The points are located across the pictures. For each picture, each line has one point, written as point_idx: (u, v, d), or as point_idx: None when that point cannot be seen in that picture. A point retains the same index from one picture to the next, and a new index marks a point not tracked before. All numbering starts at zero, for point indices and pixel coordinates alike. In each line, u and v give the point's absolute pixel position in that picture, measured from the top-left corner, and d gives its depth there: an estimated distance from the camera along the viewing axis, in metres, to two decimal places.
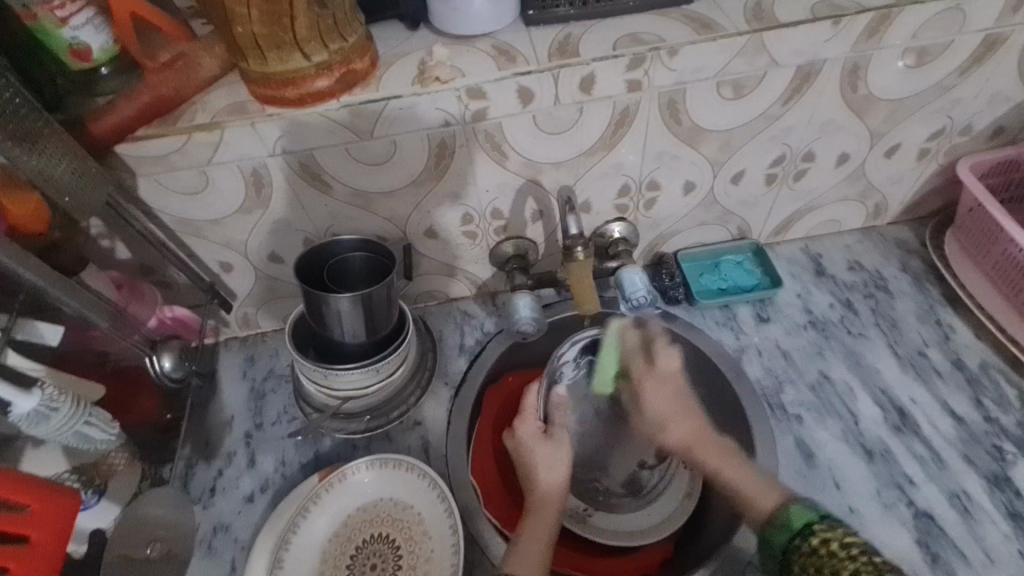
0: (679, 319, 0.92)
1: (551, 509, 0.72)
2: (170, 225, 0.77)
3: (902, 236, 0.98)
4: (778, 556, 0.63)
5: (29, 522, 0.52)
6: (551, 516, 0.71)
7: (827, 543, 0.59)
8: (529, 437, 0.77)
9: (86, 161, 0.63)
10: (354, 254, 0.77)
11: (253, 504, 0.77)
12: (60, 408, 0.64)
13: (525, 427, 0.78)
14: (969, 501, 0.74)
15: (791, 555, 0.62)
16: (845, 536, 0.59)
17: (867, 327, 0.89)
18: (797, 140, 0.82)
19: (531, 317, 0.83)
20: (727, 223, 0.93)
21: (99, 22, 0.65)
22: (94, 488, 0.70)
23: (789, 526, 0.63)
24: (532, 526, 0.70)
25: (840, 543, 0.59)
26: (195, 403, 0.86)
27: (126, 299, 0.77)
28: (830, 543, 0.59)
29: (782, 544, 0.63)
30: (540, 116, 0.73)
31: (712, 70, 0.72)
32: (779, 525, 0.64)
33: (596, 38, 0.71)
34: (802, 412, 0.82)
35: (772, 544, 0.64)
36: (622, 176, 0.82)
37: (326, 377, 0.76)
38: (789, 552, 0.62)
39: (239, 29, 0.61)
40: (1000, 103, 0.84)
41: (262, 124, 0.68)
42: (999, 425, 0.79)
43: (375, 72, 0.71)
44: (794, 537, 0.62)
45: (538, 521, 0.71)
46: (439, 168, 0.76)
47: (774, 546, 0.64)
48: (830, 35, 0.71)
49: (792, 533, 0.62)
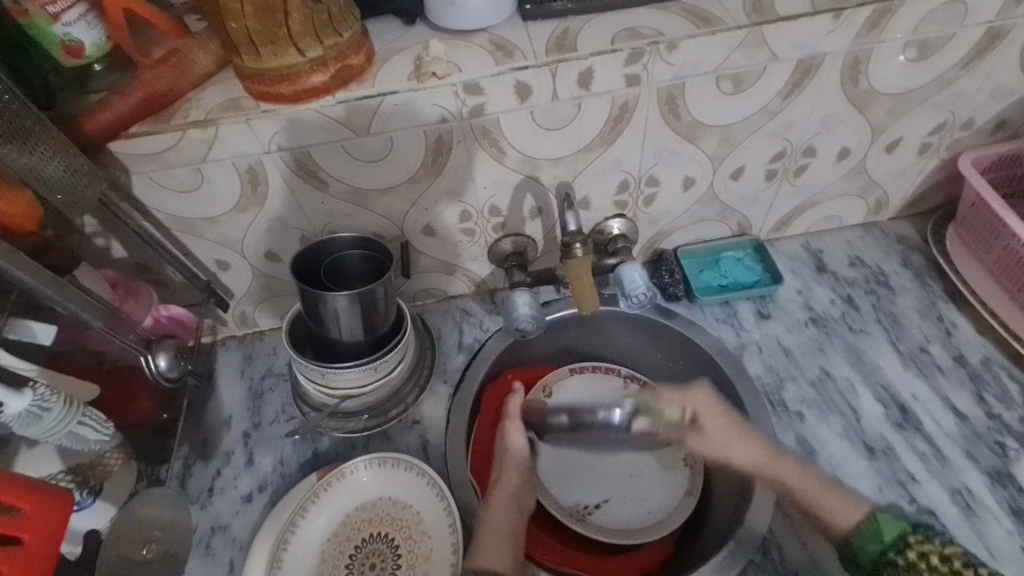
0: (679, 316, 0.91)
1: (506, 502, 0.72)
2: (165, 223, 0.77)
3: (904, 232, 0.98)
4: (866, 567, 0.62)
5: (21, 525, 0.52)
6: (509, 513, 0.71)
7: (928, 558, 0.59)
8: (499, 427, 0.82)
9: (78, 159, 0.62)
10: (351, 252, 0.76)
11: (251, 504, 0.77)
12: (52, 408, 0.63)
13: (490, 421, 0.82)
14: (972, 497, 0.73)
15: (883, 568, 0.61)
16: (944, 548, 0.59)
17: (868, 323, 0.89)
18: (798, 135, 0.82)
19: (530, 313, 0.82)
20: (727, 219, 0.92)
21: (91, 18, 0.64)
22: (89, 488, 0.69)
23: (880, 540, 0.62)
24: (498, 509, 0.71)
25: (942, 556, 0.58)
26: (192, 402, 0.85)
27: (121, 299, 0.76)
28: (929, 555, 0.59)
29: (872, 557, 0.62)
30: (538, 112, 0.72)
31: (712, 64, 0.71)
32: (869, 535, 0.63)
33: (593, 32, 0.71)
34: (803, 409, 0.81)
35: (859, 556, 0.63)
36: (622, 172, 0.81)
37: (323, 376, 0.75)
38: (879, 566, 0.61)
39: (232, 24, 0.61)
40: (1001, 97, 0.83)
41: (257, 121, 0.67)
42: (1002, 421, 0.78)
43: (371, 67, 0.70)
44: (887, 549, 0.61)
45: (499, 516, 0.70)
46: (436, 165, 0.76)
47: (861, 558, 0.63)
48: (831, 28, 0.71)
49: (885, 546, 0.61)
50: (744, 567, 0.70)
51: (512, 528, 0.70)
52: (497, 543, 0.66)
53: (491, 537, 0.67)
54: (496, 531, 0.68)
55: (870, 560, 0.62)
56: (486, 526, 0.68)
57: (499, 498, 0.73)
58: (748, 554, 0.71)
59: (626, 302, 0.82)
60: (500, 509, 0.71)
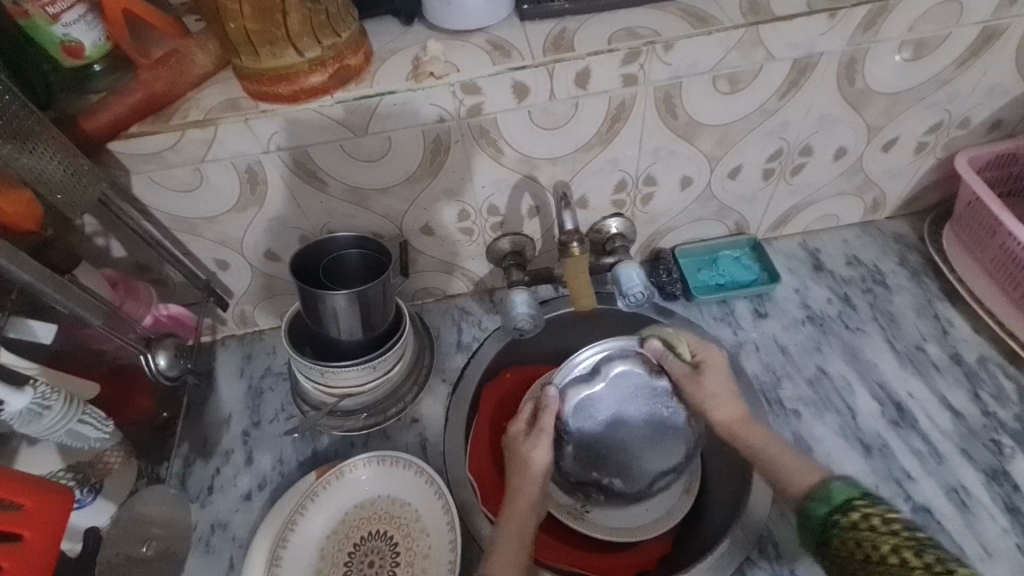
0: (676, 315, 0.92)
1: (523, 510, 0.74)
2: (165, 223, 0.77)
3: (900, 231, 0.98)
4: (817, 529, 0.64)
5: (23, 520, 0.52)
6: (525, 519, 0.73)
7: (868, 519, 0.60)
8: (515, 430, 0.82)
9: (79, 159, 0.63)
10: (349, 251, 0.76)
11: (250, 502, 0.77)
12: (53, 406, 0.63)
13: (515, 427, 0.83)
14: (967, 495, 0.74)
15: (830, 529, 0.62)
16: (886, 513, 0.60)
17: (865, 322, 0.89)
18: (794, 134, 0.82)
19: (528, 312, 0.83)
20: (724, 218, 0.93)
21: (91, 19, 0.65)
22: (90, 486, 0.69)
23: (830, 502, 0.64)
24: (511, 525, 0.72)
25: (883, 518, 0.60)
26: (192, 401, 0.85)
27: (121, 297, 0.77)
28: (872, 518, 0.60)
29: (821, 518, 0.64)
30: (536, 112, 0.72)
31: (708, 63, 0.72)
32: (820, 498, 0.65)
33: (589, 32, 0.71)
34: (800, 408, 0.82)
35: (811, 517, 0.65)
36: (619, 171, 0.82)
37: (322, 374, 0.75)
38: (827, 527, 0.63)
39: (231, 24, 0.61)
40: (997, 96, 0.83)
41: (256, 121, 0.68)
42: (998, 419, 0.79)
43: (369, 67, 0.70)
44: (834, 511, 0.63)
45: (513, 523, 0.73)
46: (434, 165, 0.76)
47: (812, 519, 0.65)
48: (827, 27, 0.71)
49: (832, 508, 0.63)
50: (741, 564, 0.71)
51: (523, 541, 0.71)
52: (509, 551, 0.69)
53: (505, 544, 0.70)
54: (509, 539, 0.70)
55: (819, 520, 0.64)
56: (503, 533, 0.71)
57: (517, 508, 0.74)
58: (744, 551, 0.71)
59: (625, 300, 0.82)
60: (514, 518, 0.73)
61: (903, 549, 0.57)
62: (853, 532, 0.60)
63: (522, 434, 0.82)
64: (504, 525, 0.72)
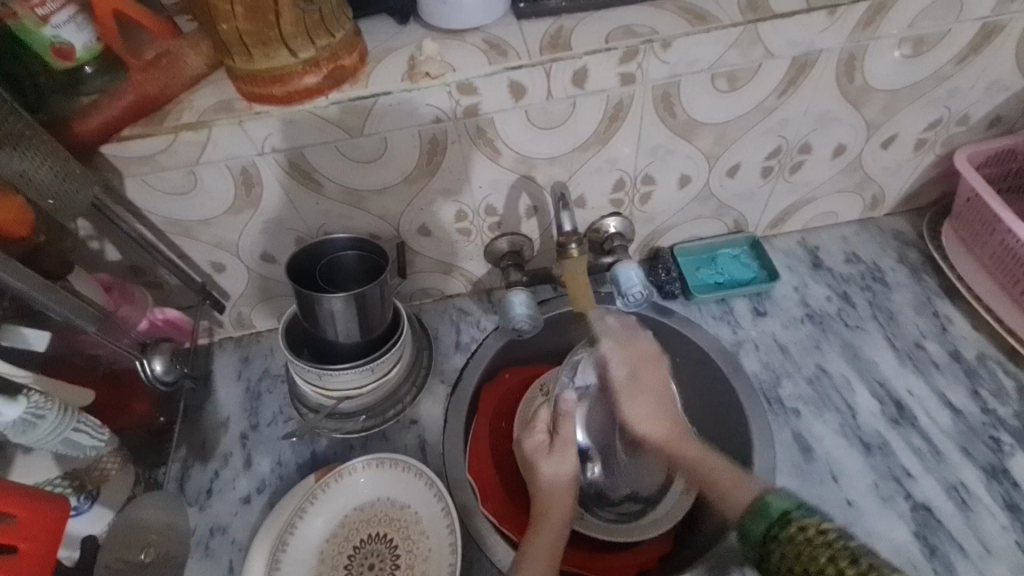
0: (675, 314, 0.91)
1: (556, 521, 0.73)
2: (159, 225, 0.76)
3: (899, 227, 0.98)
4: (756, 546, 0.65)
5: (20, 533, 0.52)
6: (558, 525, 0.73)
7: (805, 530, 0.61)
8: (532, 440, 0.78)
9: (70, 162, 0.62)
10: (346, 253, 0.75)
11: (250, 505, 0.77)
12: (46, 416, 0.64)
13: (533, 437, 0.78)
14: (967, 492, 0.74)
15: (770, 544, 0.63)
16: (821, 522, 0.61)
17: (864, 319, 0.89)
18: (793, 132, 0.81)
19: (527, 314, 0.82)
20: (723, 216, 0.92)
21: (81, 20, 0.63)
22: (86, 493, 0.68)
23: (767, 516, 0.65)
24: (535, 544, 0.70)
25: (817, 528, 0.61)
26: (189, 405, 0.85)
27: (116, 302, 0.76)
28: (807, 529, 0.61)
29: (760, 533, 0.65)
30: (532, 112, 0.72)
31: (706, 61, 0.71)
32: (758, 513, 0.66)
33: (586, 30, 0.71)
34: (799, 406, 0.81)
35: (750, 534, 0.66)
36: (617, 170, 0.81)
37: (320, 378, 0.75)
38: (767, 541, 0.64)
39: (223, 26, 0.60)
40: (998, 92, 0.83)
41: (250, 123, 0.67)
42: (997, 416, 0.79)
43: (364, 67, 0.69)
44: (772, 527, 0.64)
45: (545, 529, 0.72)
46: (431, 166, 0.75)
47: (750, 535, 0.66)
48: (826, 25, 0.70)
49: (771, 521, 0.64)
50: (740, 564, 0.71)
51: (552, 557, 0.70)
52: (538, 552, 0.69)
53: (535, 547, 0.70)
54: (541, 545, 0.70)
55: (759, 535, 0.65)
56: (536, 535, 0.71)
57: (548, 512, 0.74)
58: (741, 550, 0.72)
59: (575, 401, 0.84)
60: (545, 518, 0.73)
61: (839, 558, 0.58)
62: (792, 547, 0.61)
63: (542, 446, 0.78)
64: (534, 530, 0.72)
